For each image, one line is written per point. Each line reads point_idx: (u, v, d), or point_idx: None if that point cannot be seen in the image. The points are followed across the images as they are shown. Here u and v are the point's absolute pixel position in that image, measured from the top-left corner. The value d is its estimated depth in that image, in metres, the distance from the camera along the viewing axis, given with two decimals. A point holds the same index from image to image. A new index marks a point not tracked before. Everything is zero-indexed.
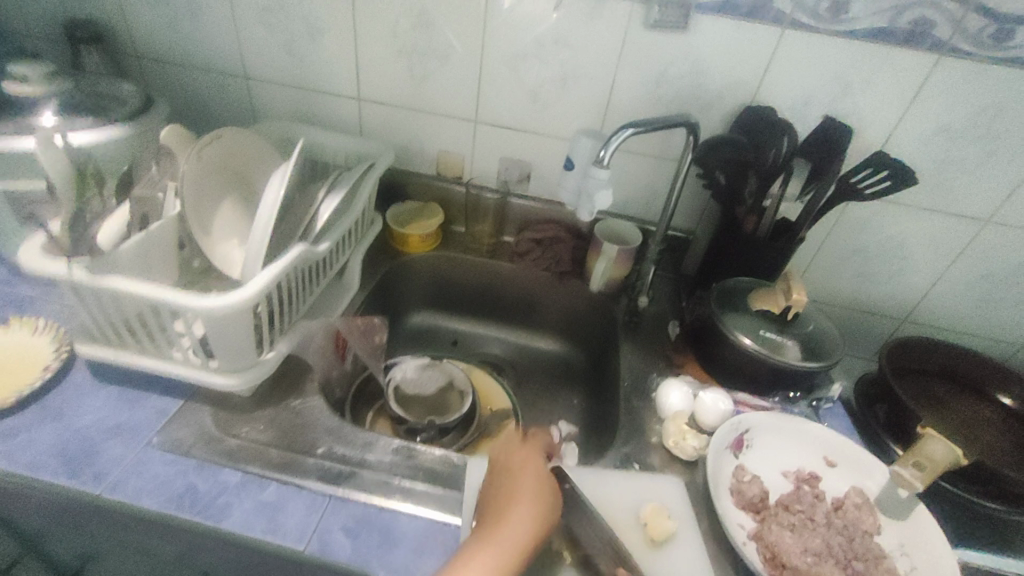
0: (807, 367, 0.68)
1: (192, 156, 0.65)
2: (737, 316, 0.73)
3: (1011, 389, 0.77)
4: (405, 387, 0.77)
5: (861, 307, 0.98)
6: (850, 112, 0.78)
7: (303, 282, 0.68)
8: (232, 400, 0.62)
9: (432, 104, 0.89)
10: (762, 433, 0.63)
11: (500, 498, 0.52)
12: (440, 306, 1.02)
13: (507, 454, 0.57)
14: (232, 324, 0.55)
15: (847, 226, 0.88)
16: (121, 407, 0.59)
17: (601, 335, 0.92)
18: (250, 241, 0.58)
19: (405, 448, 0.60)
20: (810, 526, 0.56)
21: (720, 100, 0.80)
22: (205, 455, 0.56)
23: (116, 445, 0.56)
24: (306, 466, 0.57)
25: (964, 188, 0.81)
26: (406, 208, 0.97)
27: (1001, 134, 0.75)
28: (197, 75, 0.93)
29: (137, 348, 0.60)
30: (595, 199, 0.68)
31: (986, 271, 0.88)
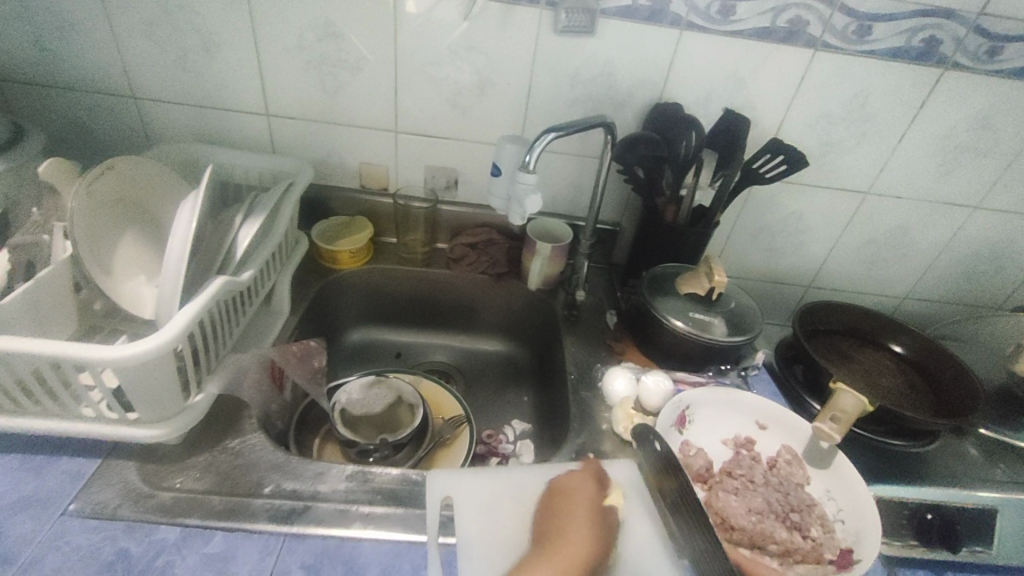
0: (733, 341, 0.73)
1: (80, 191, 0.58)
2: (668, 299, 0.78)
3: (899, 337, 0.88)
4: (351, 410, 0.75)
5: (772, 279, 1.07)
6: (746, 103, 0.85)
7: (227, 315, 0.64)
8: (160, 450, 0.57)
9: (348, 115, 0.86)
10: (700, 407, 0.68)
11: (560, 527, 0.54)
12: (380, 320, 0.99)
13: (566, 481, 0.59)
14: (150, 371, 0.51)
15: (754, 206, 0.96)
16: (24, 478, 0.52)
17: (543, 331, 0.94)
18: (164, 278, 0.53)
19: (359, 473, 0.58)
20: (752, 487, 0.60)
21: (631, 98, 0.85)
22: (135, 515, 0.51)
23: (24, 520, 0.49)
24: (254, 508, 0.53)
25: (845, 165, 0.91)
26: (333, 225, 0.94)
27: (869, 117, 0.86)
28: (75, 97, 0.83)
29: (36, 410, 0.53)
30: (526, 204, 0.70)
31: (869, 237, 1.00)
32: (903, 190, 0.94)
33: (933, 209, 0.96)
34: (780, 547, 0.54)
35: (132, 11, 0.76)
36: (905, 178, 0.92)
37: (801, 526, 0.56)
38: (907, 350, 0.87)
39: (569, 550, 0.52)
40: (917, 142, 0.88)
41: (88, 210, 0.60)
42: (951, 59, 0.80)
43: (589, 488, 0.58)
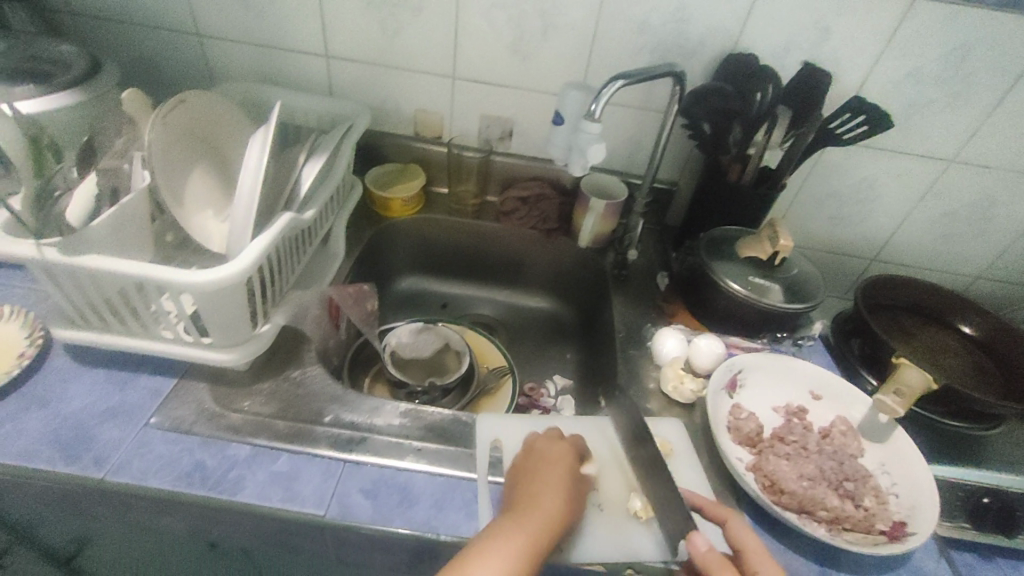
0: (793, 309, 0.71)
1: (156, 123, 0.60)
2: (727, 262, 0.75)
3: (970, 318, 0.82)
4: (402, 352, 0.78)
5: (833, 249, 1.02)
6: (828, 57, 0.79)
7: (290, 251, 0.65)
8: (228, 375, 0.60)
9: (405, 58, 0.84)
10: (753, 372, 0.67)
11: (533, 492, 0.50)
12: (428, 270, 1.00)
13: (544, 446, 0.55)
14: (224, 298, 0.53)
15: (823, 171, 0.91)
16: (111, 390, 0.57)
17: (591, 289, 0.93)
18: (236, 210, 0.55)
19: (412, 411, 0.60)
20: (805, 455, 0.59)
21: (702, 48, 0.80)
22: (209, 432, 0.55)
23: (112, 428, 0.54)
24: (316, 435, 0.56)
25: (932, 130, 0.84)
26: (386, 171, 0.94)
27: (968, 76, 0.78)
28: (142, 32, 0.84)
29: (120, 329, 0.57)
30: (587, 153, 0.68)
31: (948, 209, 0.93)
32: (994, 159, 0.86)
33: None
34: (829, 514, 0.53)
35: None
36: (999, 146, 0.84)
37: (854, 494, 0.55)
38: (976, 332, 0.82)
39: (543, 516, 0.47)
40: (1019, 105, 0.80)
41: (162, 142, 0.61)
42: None
43: (566, 453, 0.55)
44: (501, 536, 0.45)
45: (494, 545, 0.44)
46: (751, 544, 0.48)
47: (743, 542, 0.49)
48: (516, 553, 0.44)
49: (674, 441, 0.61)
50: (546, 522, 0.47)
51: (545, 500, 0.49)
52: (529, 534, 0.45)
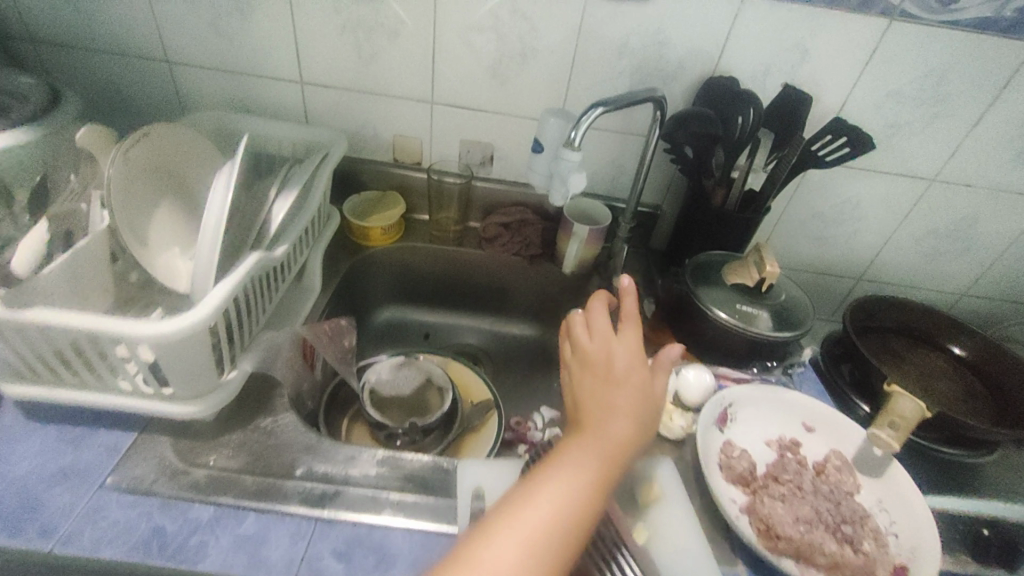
0: (781, 338, 0.69)
1: (117, 160, 0.56)
2: (713, 290, 0.74)
3: (960, 339, 0.82)
4: (380, 390, 0.74)
5: (820, 269, 1.01)
6: (808, 79, 0.78)
7: (261, 290, 0.62)
8: (193, 427, 0.57)
9: (383, 84, 0.82)
10: (743, 406, 0.65)
11: (602, 404, 0.50)
12: (409, 299, 0.97)
13: (606, 349, 0.53)
14: (188, 349, 0.50)
15: (807, 192, 0.90)
16: (63, 450, 0.53)
17: (577, 316, 0.91)
18: (198, 253, 0.52)
19: (390, 458, 0.57)
20: (799, 495, 0.57)
21: (682, 72, 0.79)
22: (170, 492, 0.51)
23: (64, 493, 0.50)
24: (286, 491, 0.53)
25: (914, 150, 0.84)
26: (364, 199, 0.91)
27: (948, 97, 0.78)
28: (106, 60, 0.82)
29: (74, 382, 0.53)
30: (569, 183, 0.66)
31: (932, 228, 0.93)
32: (975, 178, 0.86)
33: (1008, 200, 0.88)
34: (829, 560, 0.51)
35: None
36: (979, 165, 0.84)
37: (853, 539, 0.53)
38: (967, 354, 0.81)
39: (615, 431, 0.48)
40: (998, 125, 0.80)
41: (122, 178, 0.58)
42: None
43: (632, 355, 0.53)
44: (574, 457, 0.46)
45: (569, 468, 0.46)
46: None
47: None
48: (590, 472, 0.46)
49: (665, 482, 0.58)
50: (616, 441, 0.48)
51: (614, 420, 0.49)
52: (602, 455, 0.47)
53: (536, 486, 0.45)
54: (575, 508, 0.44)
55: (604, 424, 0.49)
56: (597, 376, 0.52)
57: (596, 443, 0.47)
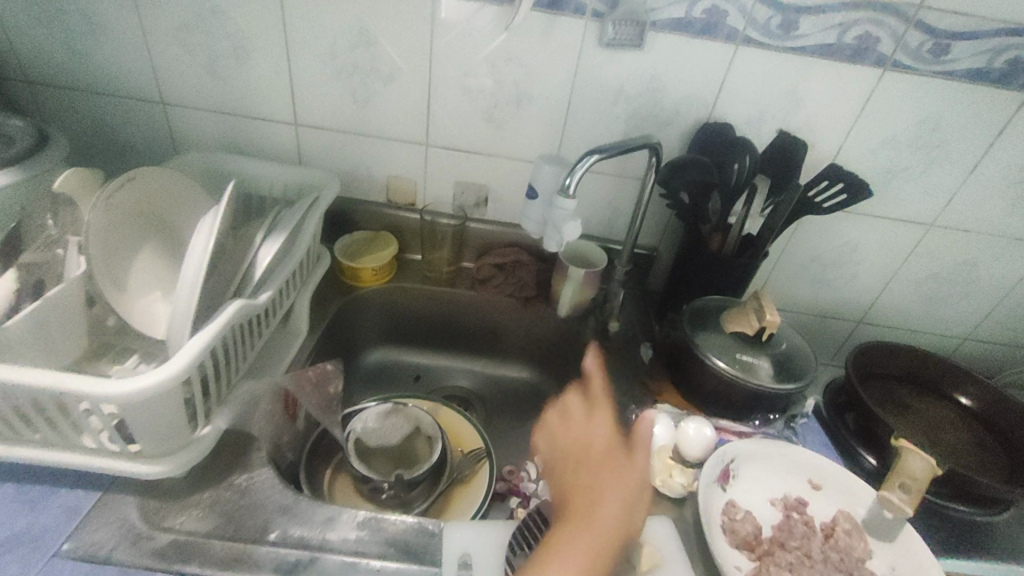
0: (784, 390, 0.67)
1: (98, 205, 0.56)
2: (710, 336, 0.72)
3: (966, 389, 0.79)
4: (367, 440, 0.70)
5: (819, 312, 0.99)
6: (803, 126, 0.79)
7: (243, 338, 0.60)
8: (162, 484, 0.53)
9: (378, 127, 0.82)
10: (746, 461, 0.62)
11: (589, 488, 0.51)
12: (400, 340, 0.95)
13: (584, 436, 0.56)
14: (157, 405, 0.47)
15: (804, 235, 0.89)
16: (16, 513, 0.49)
17: (572, 359, 0.88)
18: (175, 302, 0.50)
19: (372, 519, 0.54)
20: (808, 564, 0.53)
21: (677, 117, 0.79)
22: (131, 560, 0.47)
23: (13, 562, 0.46)
24: (257, 558, 0.49)
25: (909, 195, 0.84)
26: (356, 239, 0.90)
27: (943, 143, 0.78)
28: (100, 101, 0.82)
29: (34, 439, 0.50)
30: (563, 231, 0.66)
31: (932, 272, 0.92)
32: (972, 224, 0.86)
33: (1006, 246, 0.87)
34: None
35: (163, 15, 0.73)
36: (976, 211, 0.84)
37: None
38: (974, 405, 0.78)
39: (605, 515, 0.49)
40: (992, 173, 0.80)
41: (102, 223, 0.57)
42: None
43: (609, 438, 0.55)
44: (568, 542, 0.47)
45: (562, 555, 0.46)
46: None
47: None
48: (584, 558, 0.46)
49: (664, 547, 0.55)
50: (611, 526, 0.48)
51: (606, 504, 0.49)
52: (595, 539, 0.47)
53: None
54: None
55: (596, 506, 0.49)
56: (591, 445, 0.55)
57: (588, 525, 0.48)
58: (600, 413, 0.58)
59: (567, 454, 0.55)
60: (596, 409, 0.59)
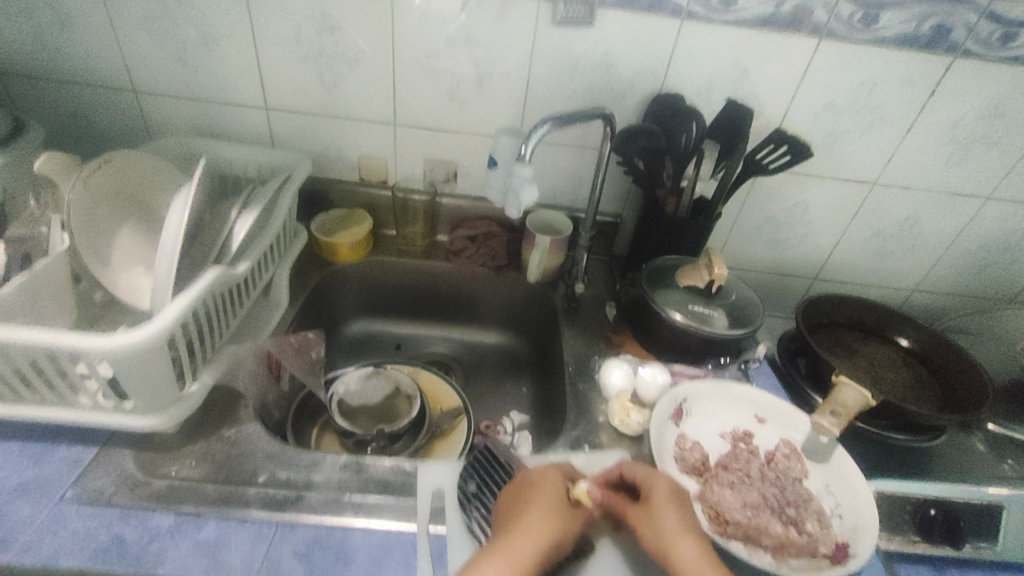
0: (733, 335, 0.72)
1: (77, 185, 0.60)
2: (667, 292, 0.77)
3: (905, 331, 0.86)
4: (349, 400, 0.75)
5: (776, 271, 1.06)
6: (749, 94, 0.84)
7: (223, 304, 0.64)
8: (157, 438, 0.58)
9: (348, 109, 0.86)
10: (697, 401, 0.67)
11: (516, 520, 0.48)
12: (380, 311, 1.00)
13: (528, 477, 0.53)
14: (143, 360, 0.51)
15: (757, 197, 0.95)
16: (24, 464, 0.54)
17: (543, 322, 0.93)
18: (157, 269, 0.54)
19: (353, 463, 0.58)
20: (748, 482, 0.59)
21: (631, 89, 0.84)
22: (132, 501, 0.52)
23: (22, 505, 0.50)
24: (248, 496, 0.54)
25: (852, 157, 0.89)
26: (333, 217, 0.94)
27: (879, 106, 0.84)
28: (75, 91, 0.84)
29: (35, 399, 0.54)
30: (521, 196, 0.69)
31: (878, 228, 0.98)
32: (913, 181, 0.91)
33: (945, 201, 0.93)
34: (775, 541, 0.53)
35: (132, 6, 0.76)
36: (915, 169, 0.90)
37: (796, 520, 0.55)
38: (914, 345, 0.85)
39: (523, 542, 0.46)
40: (928, 133, 0.86)
41: (81, 203, 0.61)
42: (963, 45, 0.77)
43: (552, 481, 0.52)
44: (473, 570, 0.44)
45: None
46: (684, 538, 0.48)
47: (669, 541, 0.48)
48: None
49: None
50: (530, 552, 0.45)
51: (530, 529, 0.47)
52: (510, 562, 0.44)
53: None
54: None
55: (517, 530, 0.47)
56: (534, 489, 0.51)
57: (503, 549, 0.45)
58: (547, 473, 0.53)
59: (514, 498, 0.51)
60: (545, 471, 0.53)
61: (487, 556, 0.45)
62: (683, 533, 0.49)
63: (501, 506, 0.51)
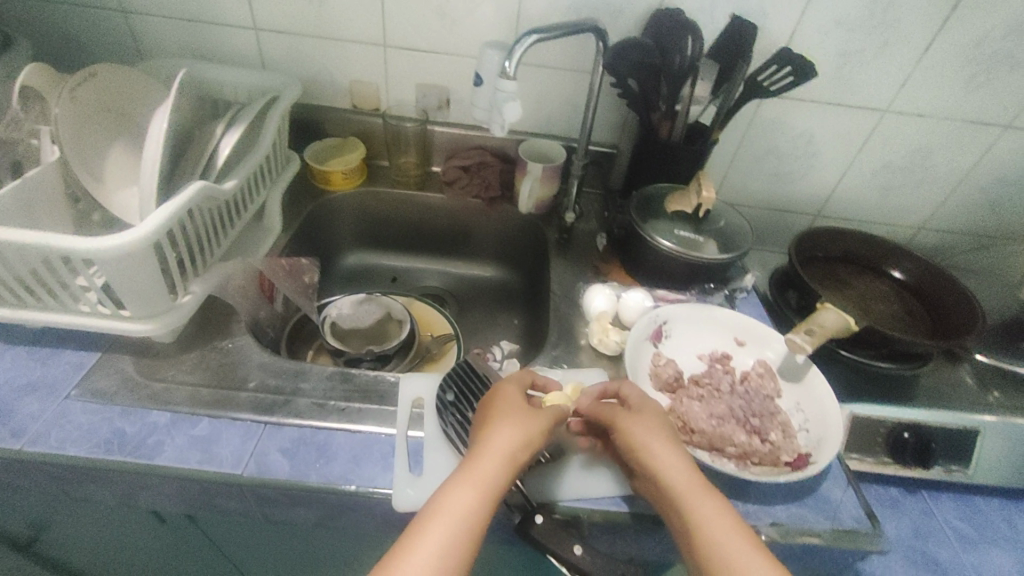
0: (719, 261, 0.72)
1: (63, 98, 0.60)
2: (656, 219, 0.76)
3: (900, 263, 0.84)
4: (342, 323, 0.78)
5: (778, 206, 1.03)
6: (755, 9, 0.79)
7: (213, 222, 0.65)
8: (154, 347, 0.61)
9: (336, 29, 0.84)
10: (677, 324, 0.68)
11: (483, 429, 0.50)
12: (375, 243, 1.01)
13: (492, 392, 0.55)
14: (132, 265, 0.53)
15: (761, 126, 0.91)
16: (32, 366, 0.58)
17: (535, 254, 0.94)
18: (142, 181, 0.55)
19: (338, 373, 0.61)
20: (717, 396, 0.61)
21: (629, 5, 0.79)
22: (131, 401, 0.55)
23: (31, 402, 0.54)
24: (239, 399, 0.57)
25: (863, 81, 0.85)
26: (326, 146, 0.94)
27: (894, 22, 0.78)
28: (62, 10, 0.83)
29: (36, 305, 0.57)
30: (504, 112, 0.67)
31: (887, 160, 0.94)
32: (927, 108, 0.87)
33: (960, 130, 0.89)
34: (737, 450, 0.54)
35: None
36: (931, 94, 0.85)
37: (760, 430, 0.57)
38: (908, 277, 0.84)
39: (491, 449, 0.47)
40: (947, 52, 0.80)
41: (70, 118, 0.62)
42: None
43: (514, 393, 0.54)
44: (450, 479, 0.45)
45: (447, 497, 0.44)
46: (654, 441, 0.49)
47: (639, 443, 0.49)
48: (467, 496, 0.44)
49: None
50: (498, 459, 0.47)
51: (496, 437, 0.48)
52: (480, 468, 0.46)
53: (426, 511, 0.43)
54: (474, 499, 0.44)
55: (484, 438, 0.48)
56: (498, 403, 0.53)
57: (473, 458, 0.47)
58: (509, 388, 0.55)
59: (482, 412, 0.53)
60: (507, 386, 0.55)
61: (461, 467, 0.47)
62: (652, 435, 0.50)
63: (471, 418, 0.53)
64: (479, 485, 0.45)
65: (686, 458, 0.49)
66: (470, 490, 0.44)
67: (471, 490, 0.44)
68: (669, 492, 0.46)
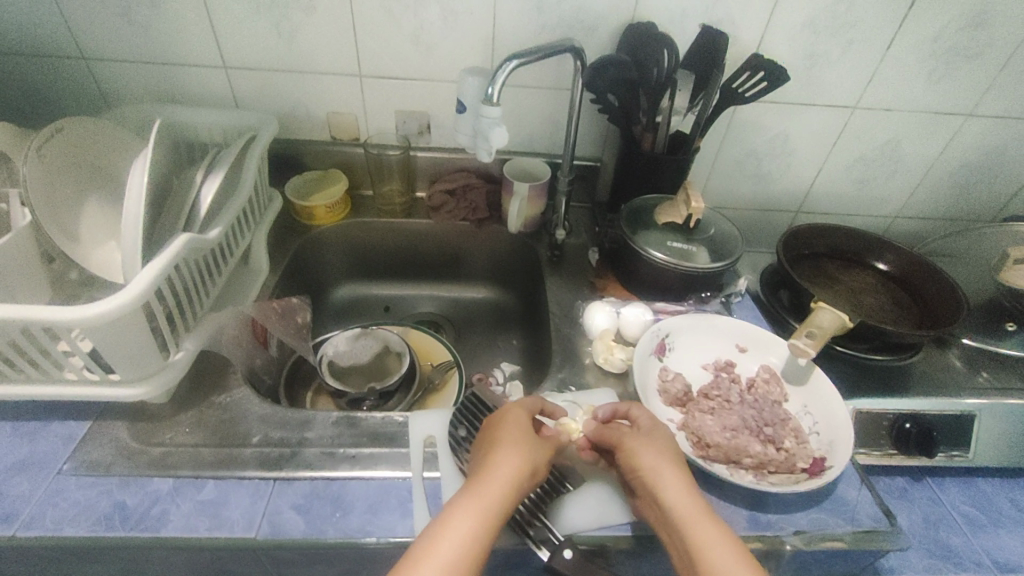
0: (713, 269, 0.72)
1: (30, 155, 0.57)
2: (647, 231, 0.77)
3: (884, 255, 0.87)
4: (339, 361, 0.76)
5: (760, 206, 1.05)
6: (725, 18, 0.80)
7: (201, 272, 0.63)
8: (148, 409, 0.59)
9: (310, 62, 0.82)
10: (680, 336, 0.68)
11: (487, 457, 0.49)
12: (365, 274, 0.99)
13: (497, 416, 0.54)
14: (119, 330, 0.50)
15: (738, 131, 0.93)
16: (19, 443, 0.55)
17: (528, 273, 0.93)
18: (124, 239, 0.53)
19: (345, 419, 0.60)
20: (727, 407, 0.61)
21: (602, 21, 0.80)
22: (129, 470, 0.53)
23: (21, 481, 0.51)
24: (244, 456, 0.55)
25: (832, 81, 0.87)
26: (307, 180, 0.92)
27: (857, 23, 0.81)
28: (19, 62, 0.80)
29: (18, 378, 0.54)
30: (491, 138, 0.67)
31: (860, 154, 0.97)
32: (894, 102, 0.90)
33: (926, 121, 0.92)
34: (754, 460, 0.55)
35: None
36: (896, 89, 0.88)
37: (774, 438, 0.57)
38: (893, 269, 0.86)
39: (494, 477, 0.46)
40: (908, 49, 0.83)
41: (40, 175, 0.58)
42: None
43: (519, 418, 0.53)
44: (449, 509, 0.44)
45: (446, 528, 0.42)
46: (661, 468, 0.49)
47: (646, 470, 0.49)
48: (467, 526, 0.42)
49: None
50: (501, 487, 0.46)
51: (500, 465, 0.47)
52: (481, 497, 0.45)
53: (424, 541, 0.42)
54: (474, 530, 0.42)
55: (488, 466, 0.47)
56: (502, 427, 0.52)
57: (476, 486, 0.46)
58: (514, 411, 0.54)
59: (485, 437, 0.52)
60: (512, 409, 0.54)
61: (461, 496, 0.45)
62: (659, 461, 0.49)
63: (475, 445, 0.53)
64: (478, 519, 0.43)
65: (689, 481, 0.48)
66: (470, 520, 0.43)
67: (471, 519, 0.43)
68: (674, 519, 0.46)
